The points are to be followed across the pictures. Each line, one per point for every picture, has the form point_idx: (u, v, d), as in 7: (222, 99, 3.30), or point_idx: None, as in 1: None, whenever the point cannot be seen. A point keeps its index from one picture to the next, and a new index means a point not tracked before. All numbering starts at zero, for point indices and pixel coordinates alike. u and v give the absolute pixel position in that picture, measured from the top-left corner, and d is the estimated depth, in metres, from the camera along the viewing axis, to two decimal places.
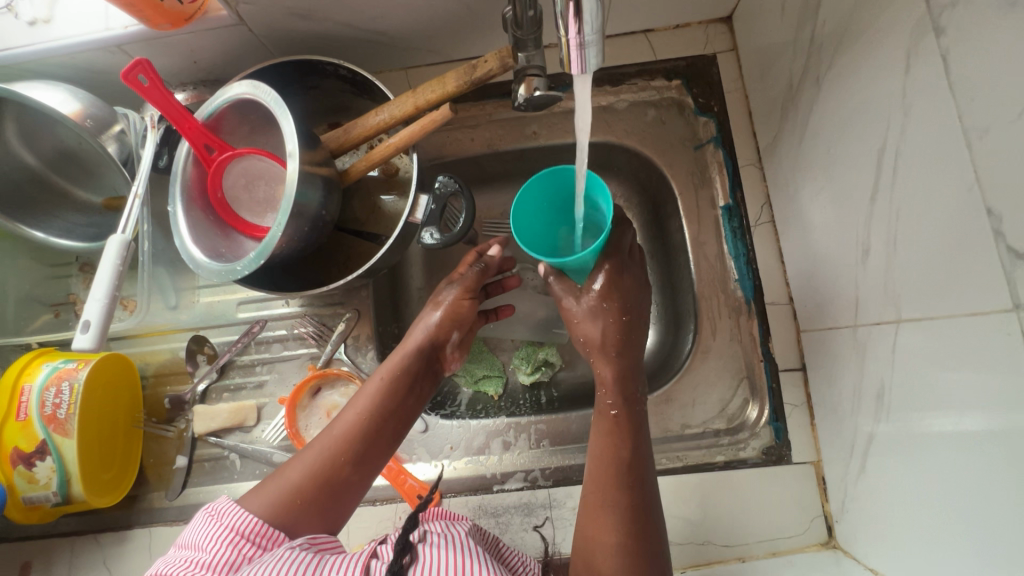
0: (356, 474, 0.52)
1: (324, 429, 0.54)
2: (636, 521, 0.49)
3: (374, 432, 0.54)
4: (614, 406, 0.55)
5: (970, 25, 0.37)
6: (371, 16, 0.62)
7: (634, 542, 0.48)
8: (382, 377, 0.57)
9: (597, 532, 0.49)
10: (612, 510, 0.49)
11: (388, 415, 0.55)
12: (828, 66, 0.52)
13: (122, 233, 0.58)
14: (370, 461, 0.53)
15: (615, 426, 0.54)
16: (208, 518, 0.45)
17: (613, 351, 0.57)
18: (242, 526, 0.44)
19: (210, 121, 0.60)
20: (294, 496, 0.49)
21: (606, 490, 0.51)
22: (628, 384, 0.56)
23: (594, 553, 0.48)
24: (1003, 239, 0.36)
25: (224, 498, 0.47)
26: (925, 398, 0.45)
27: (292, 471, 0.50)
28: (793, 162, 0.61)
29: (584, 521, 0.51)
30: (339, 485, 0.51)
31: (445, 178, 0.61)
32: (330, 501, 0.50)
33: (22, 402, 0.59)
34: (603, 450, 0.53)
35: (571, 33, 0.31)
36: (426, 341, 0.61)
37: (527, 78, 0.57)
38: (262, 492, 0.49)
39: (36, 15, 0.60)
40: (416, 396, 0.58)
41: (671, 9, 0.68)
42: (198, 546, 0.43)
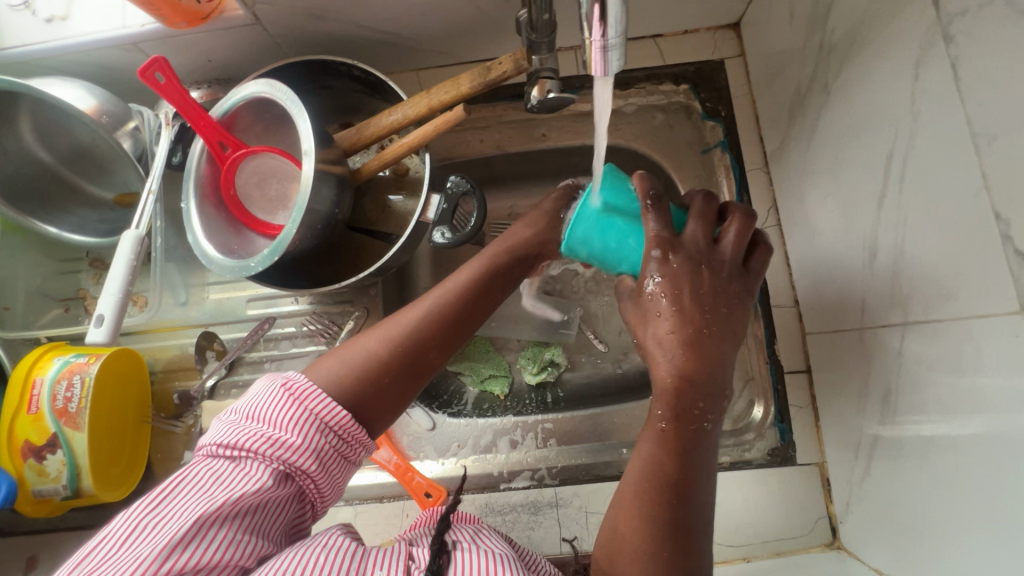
0: (434, 354, 0.51)
1: (408, 306, 0.52)
2: (671, 542, 0.43)
3: (453, 319, 0.52)
4: (663, 416, 0.45)
5: (979, 33, 0.37)
6: (386, 18, 0.62)
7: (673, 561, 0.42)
8: (467, 269, 0.54)
9: (624, 531, 0.44)
10: (644, 521, 0.43)
11: (472, 307, 0.53)
12: (837, 73, 0.53)
13: (136, 229, 0.59)
14: (447, 344, 0.52)
15: (660, 437, 0.45)
16: (287, 395, 0.44)
17: (674, 349, 0.45)
18: (327, 414, 0.44)
19: (225, 118, 0.61)
20: (373, 372, 0.48)
21: (642, 500, 0.44)
22: (686, 393, 0.45)
23: (620, 552, 0.44)
24: (1011, 243, 0.37)
25: (297, 375, 0.46)
26: (931, 399, 0.46)
27: (370, 346, 0.49)
28: (800, 166, 0.62)
29: (614, 515, 0.46)
30: (420, 364, 0.50)
31: (457, 178, 0.62)
32: (409, 378, 0.49)
33: (33, 395, 0.59)
34: (644, 458, 0.45)
35: (595, 35, 0.32)
36: (521, 250, 0.57)
37: (540, 81, 0.58)
38: (338, 364, 0.48)
39: (54, 12, 0.61)
40: (501, 290, 0.56)
41: (681, 15, 0.69)
42: (276, 425, 0.43)
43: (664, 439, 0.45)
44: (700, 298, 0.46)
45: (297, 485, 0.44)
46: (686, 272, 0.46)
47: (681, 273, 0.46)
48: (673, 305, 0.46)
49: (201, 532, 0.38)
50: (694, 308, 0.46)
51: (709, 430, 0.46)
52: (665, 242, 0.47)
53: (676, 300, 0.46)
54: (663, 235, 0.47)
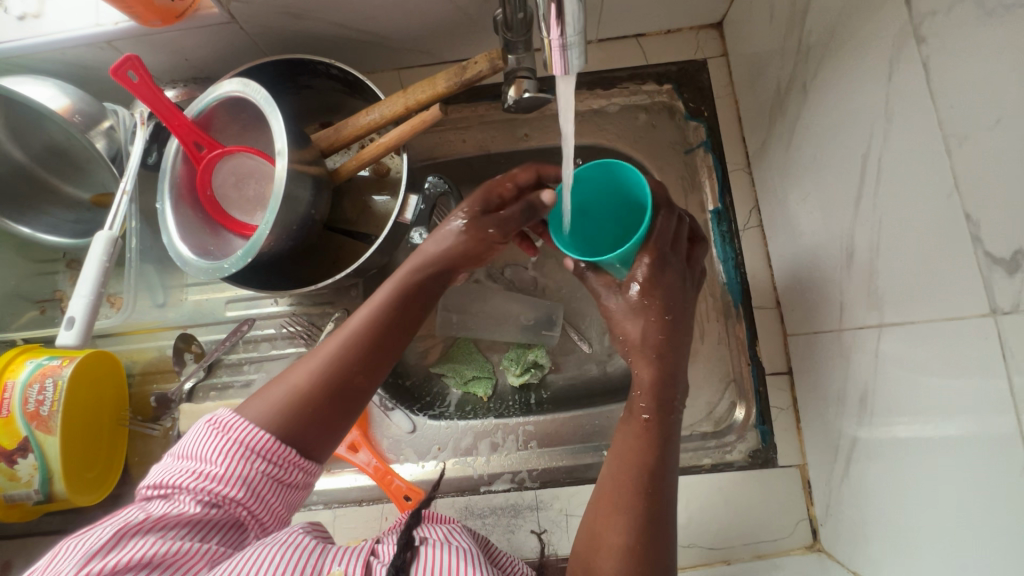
0: (365, 380, 0.48)
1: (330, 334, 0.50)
2: (644, 537, 0.45)
3: (385, 338, 0.50)
4: (647, 409, 0.51)
5: (948, 33, 0.37)
6: (363, 16, 0.62)
7: (646, 549, 0.45)
8: (391, 287, 0.52)
9: (603, 533, 0.46)
10: (622, 516, 0.46)
11: (397, 325, 0.51)
12: (815, 72, 0.52)
13: (109, 229, 0.57)
14: (381, 366, 0.49)
15: (644, 430, 0.50)
16: (212, 428, 0.44)
17: (653, 351, 0.53)
18: (250, 440, 0.43)
19: (201, 118, 0.60)
20: (299, 401, 0.45)
21: (623, 494, 0.47)
22: (664, 388, 0.52)
23: (597, 551, 0.46)
24: (981, 244, 0.36)
25: (225, 409, 0.46)
26: (906, 402, 0.45)
27: (294, 377, 0.47)
28: (780, 167, 0.62)
29: (593, 517, 0.48)
30: (349, 390, 0.48)
31: (435, 178, 0.62)
32: (338, 408, 0.47)
33: (2, 399, 0.57)
34: (630, 454, 0.49)
35: (554, 35, 0.31)
36: (444, 263, 0.55)
37: (517, 80, 0.57)
38: (265, 398, 0.46)
39: (26, 10, 0.60)
40: (427, 306, 0.54)
41: (662, 15, 0.69)
42: (204, 458, 0.43)
43: (646, 432, 0.50)
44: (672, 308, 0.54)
45: (232, 515, 0.43)
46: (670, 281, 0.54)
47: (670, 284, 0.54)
48: (653, 313, 0.53)
49: (122, 543, 0.38)
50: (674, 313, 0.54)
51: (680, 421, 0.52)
52: (657, 252, 0.53)
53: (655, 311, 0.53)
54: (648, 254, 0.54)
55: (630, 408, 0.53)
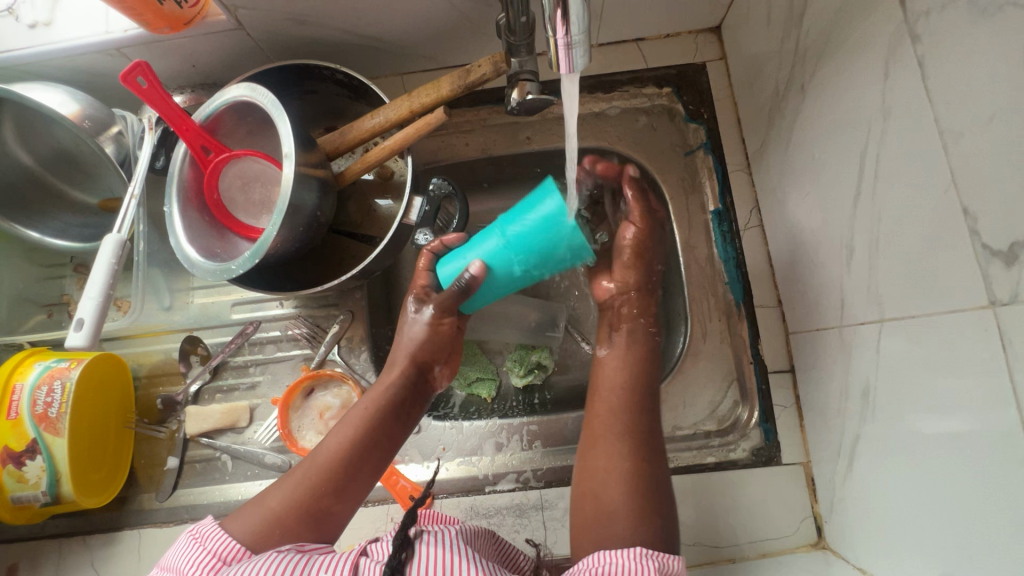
0: (338, 503, 0.51)
1: (308, 458, 0.53)
2: (644, 449, 0.54)
3: (360, 461, 0.53)
4: (648, 343, 0.62)
5: (942, 32, 0.38)
6: (368, 21, 0.63)
7: (643, 463, 0.53)
8: (366, 406, 0.56)
9: (606, 455, 0.54)
10: (622, 439, 0.55)
11: (372, 446, 0.54)
12: (812, 73, 0.53)
13: (118, 232, 0.58)
14: (352, 489, 0.52)
15: (638, 362, 0.60)
16: (192, 541, 0.46)
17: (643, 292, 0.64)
18: (226, 551, 0.45)
19: (208, 122, 0.61)
20: (273, 525, 0.48)
21: (626, 418, 0.56)
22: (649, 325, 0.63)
23: (601, 475, 0.53)
24: (978, 237, 0.37)
25: (208, 520, 0.47)
26: (910, 396, 0.45)
27: (272, 496, 0.50)
28: (780, 166, 0.63)
29: (591, 449, 0.55)
30: (323, 516, 0.50)
31: (439, 180, 0.62)
32: (311, 532, 0.49)
33: (12, 401, 0.58)
34: (623, 383, 0.58)
35: (559, 34, 0.32)
36: (415, 364, 0.60)
37: (520, 83, 0.58)
38: (242, 518, 0.48)
39: (37, 18, 0.61)
40: (402, 424, 0.57)
41: (661, 19, 0.70)
42: (180, 570, 0.44)
43: (637, 363, 0.60)
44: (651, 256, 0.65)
45: None
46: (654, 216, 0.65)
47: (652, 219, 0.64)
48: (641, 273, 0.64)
49: None
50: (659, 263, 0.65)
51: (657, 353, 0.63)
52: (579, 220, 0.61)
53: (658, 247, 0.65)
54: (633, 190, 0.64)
55: (616, 342, 0.62)
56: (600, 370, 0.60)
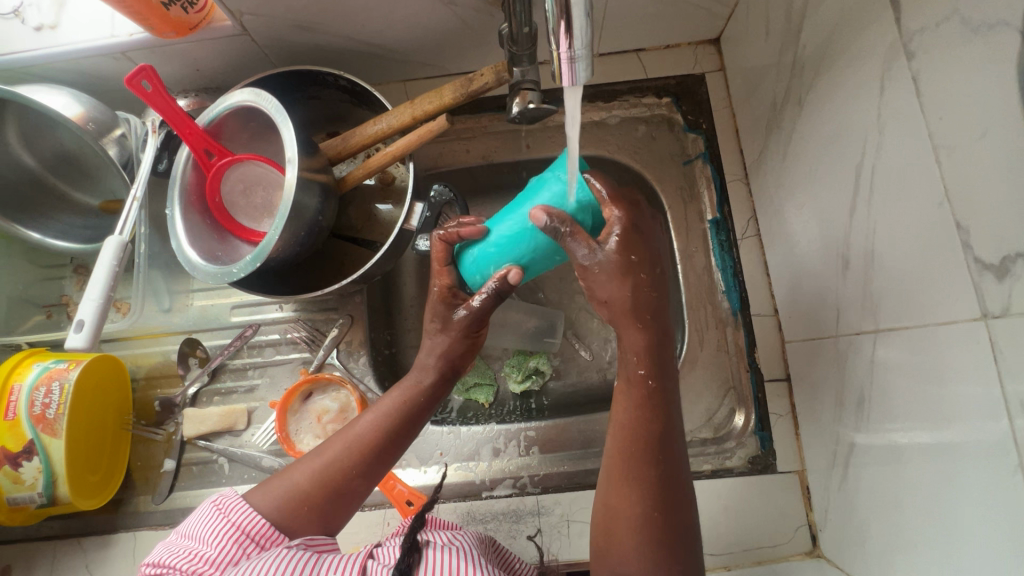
0: (362, 484, 0.51)
1: (341, 432, 0.53)
2: (663, 498, 0.45)
3: (389, 445, 0.52)
4: (646, 375, 0.48)
5: (937, 49, 0.39)
6: (371, 29, 0.64)
7: (663, 515, 0.45)
8: (397, 397, 0.54)
9: (618, 501, 0.46)
10: (637, 484, 0.46)
11: (399, 436, 0.53)
12: (810, 86, 0.54)
13: (119, 234, 0.58)
14: (376, 472, 0.52)
15: (645, 399, 0.47)
16: (215, 512, 0.46)
17: (645, 316, 0.48)
18: (248, 526, 0.45)
19: (211, 126, 0.61)
20: (301, 501, 0.48)
21: (636, 464, 0.46)
22: (660, 350, 0.49)
23: (617, 521, 0.46)
24: (971, 251, 0.38)
25: (231, 492, 0.48)
26: (904, 406, 0.46)
27: (301, 471, 0.50)
28: (777, 177, 0.63)
29: (607, 488, 0.47)
30: (347, 494, 0.50)
31: (440, 187, 0.63)
32: (332, 512, 0.49)
33: (10, 402, 0.58)
34: (633, 421, 0.47)
35: (562, 47, 0.33)
36: (449, 366, 0.57)
37: (522, 92, 0.58)
38: (268, 491, 0.49)
39: (43, 21, 0.62)
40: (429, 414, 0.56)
41: (662, 30, 0.71)
42: (203, 540, 0.45)
43: (649, 399, 0.47)
44: (651, 256, 0.49)
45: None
46: (647, 236, 0.49)
47: (646, 233, 0.49)
48: (641, 277, 0.48)
49: None
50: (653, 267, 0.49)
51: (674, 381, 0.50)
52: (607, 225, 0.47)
53: (641, 263, 0.47)
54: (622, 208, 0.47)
55: (623, 374, 0.49)
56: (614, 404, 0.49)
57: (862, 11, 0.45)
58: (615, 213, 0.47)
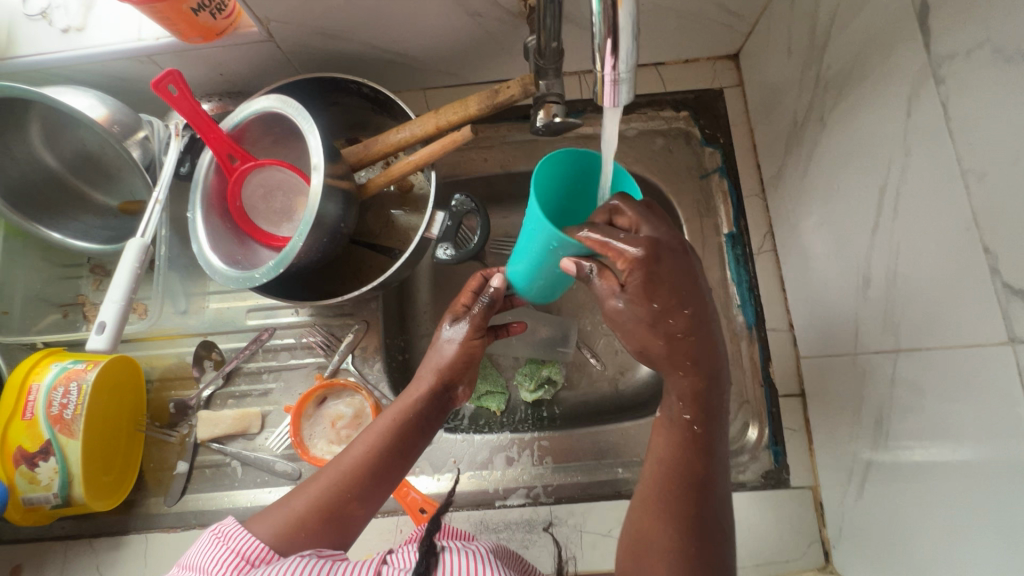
0: (360, 507, 0.51)
1: (334, 460, 0.53)
2: (696, 534, 0.46)
3: (385, 467, 0.53)
4: (691, 420, 0.48)
5: (966, 75, 0.39)
6: (397, 38, 0.64)
7: (696, 552, 0.45)
8: (392, 416, 0.55)
9: (651, 531, 0.47)
10: (670, 519, 0.46)
11: (396, 455, 0.54)
12: (833, 105, 0.55)
13: (141, 237, 0.58)
14: (374, 495, 0.52)
15: (687, 440, 0.48)
16: (213, 540, 0.46)
17: (684, 362, 0.46)
18: (248, 551, 0.44)
19: (235, 131, 0.62)
20: (298, 527, 0.48)
21: (671, 502, 0.47)
22: (710, 395, 0.47)
23: (648, 552, 0.47)
24: (999, 275, 0.38)
25: (231, 519, 0.47)
26: (923, 426, 0.46)
27: (299, 499, 0.50)
28: (795, 194, 0.64)
29: (639, 514, 0.49)
30: (346, 519, 0.50)
31: (462, 196, 0.63)
32: (332, 537, 0.49)
33: (28, 402, 0.59)
34: (669, 461, 0.48)
35: (607, 68, 0.33)
36: (440, 381, 0.58)
37: (546, 105, 0.58)
38: (268, 520, 0.49)
39: (70, 23, 0.62)
40: (424, 434, 0.57)
41: (683, 45, 0.71)
42: (203, 568, 0.43)
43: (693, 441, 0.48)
44: (699, 292, 0.45)
45: None
46: (674, 278, 0.43)
47: (674, 274, 0.43)
48: (673, 326, 0.45)
49: None
50: (694, 306, 0.45)
51: (721, 420, 0.49)
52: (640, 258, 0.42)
53: (692, 317, 0.45)
54: (643, 251, 0.42)
55: (667, 413, 0.49)
56: (653, 435, 0.51)
57: (890, 35, 0.46)
58: (632, 260, 0.42)
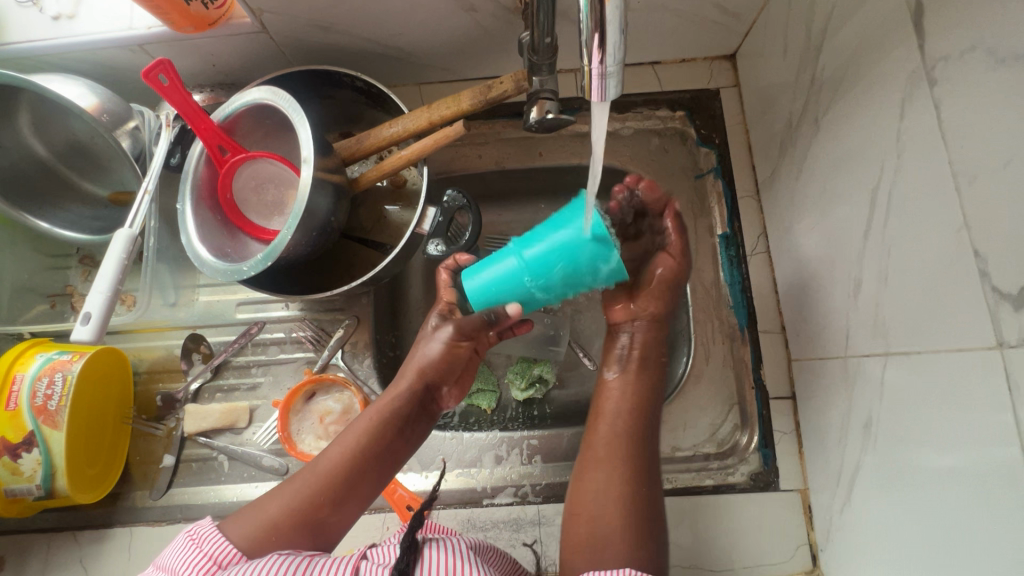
0: (336, 512, 0.50)
1: (309, 465, 0.52)
2: (642, 473, 0.53)
3: (363, 470, 0.52)
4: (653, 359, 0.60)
5: (960, 76, 0.39)
6: (391, 31, 0.64)
7: (642, 494, 0.52)
8: (371, 416, 0.55)
9: (599, 480, 0.53)
10: (621, 465, 0.53)
11: (375, 457, 0.53)
12: (827, 106, 0.54)
13: (129, 227, 0.57)
14: (350, 499, 0.51)
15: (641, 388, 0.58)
16: (187, 542, 0.45)
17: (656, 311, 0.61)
18: (219, 555, 0.44)
19: (226, 123, 0.61)
20: (269, 531, 0.47)
21: (623, 448, 0.54)
22: (653, 348, 0.61)
23: (598, 506, 0.51)
24: (988, 279, 0.38)
25: (206, 521, 0.47)
26: (911, 430, 0.46)
27: (273, 502, 0.49)
28: (789, 195, 0.64)
29: (590, 472, 0.54)
30: (321, 523, 0.49)
31: (453, 193, 0.62)
32: (308, 539, 0.48)
33: (13, 391, 0.58)
34: (627, 408, 0.57)
35: (594, 62, 0.33)
36: (422, 381, 0.59)
37: (539, 101, 0.57)
38: (240, 521, 0.48)
39: (61, 11, 0.62)
40: (404, 441, 0.56)
41: (679, 44, 0.71)
42: (174, 571, 0.43)
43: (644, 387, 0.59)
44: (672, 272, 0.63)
45: None
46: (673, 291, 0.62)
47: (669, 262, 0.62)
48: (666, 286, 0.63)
49: None
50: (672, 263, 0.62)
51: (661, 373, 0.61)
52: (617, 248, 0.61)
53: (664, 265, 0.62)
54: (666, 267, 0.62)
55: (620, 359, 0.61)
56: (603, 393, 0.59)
57: (885, 35, 0.46)
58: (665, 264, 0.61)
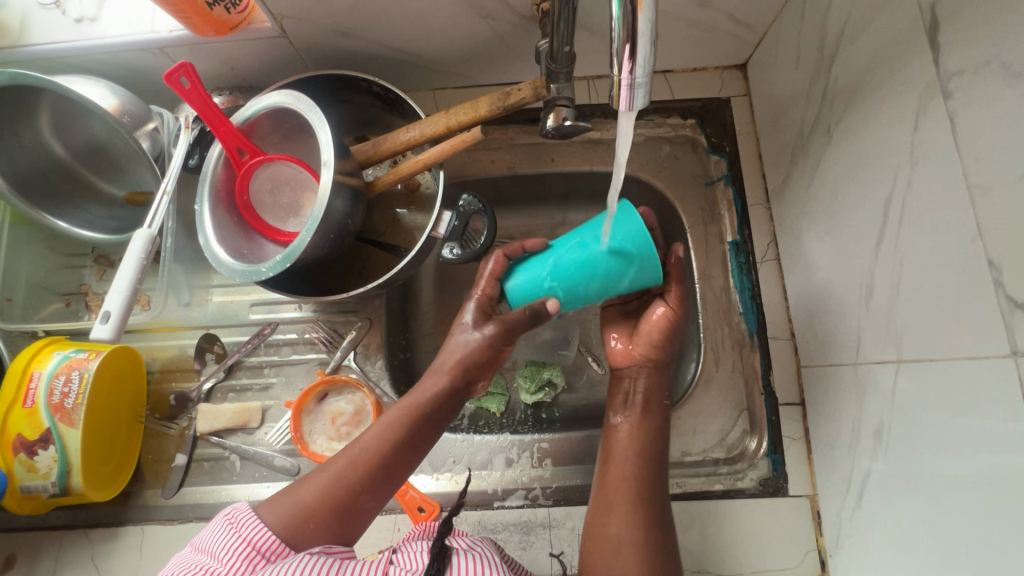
0: (371, 500, 0.51)
1: (345, 448, 0.52)
2: (653, 517, 0.53)
3: (397, 460, 0.52)
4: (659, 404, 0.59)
5: (974, 90, 0.40)
6: (409, 38, 0.65)
7: (652, 533, 0.52)
8: (407, 403, 0.54)
9: (615, 519, 0.52)
10: (635, 508, 0.53)
11: (411, 445, 0.53)
12: (840, 117, 0.55)
13: (148, 228, 0.58)
14: (384, 488, 0.51)
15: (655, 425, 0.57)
16: (226, 525, 0.47)
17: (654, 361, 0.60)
18: (257, 540, 0.45)
19: (245, 126, 0.62)
20: (305, 515, 0.48)
21: (637, 490, 0.53)
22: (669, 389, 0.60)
23: (615, 548, 0.51)
24: (1003, 288, 0.39)
25: (242, 505, 0.48)
26: (922, 437, 0.47)
27: (310, 486, 0.50)
28: (800, 203, 0.65)
29: (599, 510, 0.54)
30: (354, 510, 0.50)
31: (469, 196, 0.62)
32: (342, 526, 0.49)
33: (30, 389, 0.59)
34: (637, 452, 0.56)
35: (624, 72, 0.34)
36: (462, 373, 0.56)
37: (556, 108, 0.58)
38: (274, 506, 0.49)
39: (83, 14, 0.63)
40: (439, 424, 0.55)
41: (691, 54, 0.72)
42: (214, 555, 0.45)
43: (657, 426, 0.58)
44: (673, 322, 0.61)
45: None
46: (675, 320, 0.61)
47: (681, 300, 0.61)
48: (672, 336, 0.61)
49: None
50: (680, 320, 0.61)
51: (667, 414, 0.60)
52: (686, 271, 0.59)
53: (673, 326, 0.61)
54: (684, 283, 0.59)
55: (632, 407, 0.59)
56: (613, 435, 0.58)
57: (898, 49, 0.47)
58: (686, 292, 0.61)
